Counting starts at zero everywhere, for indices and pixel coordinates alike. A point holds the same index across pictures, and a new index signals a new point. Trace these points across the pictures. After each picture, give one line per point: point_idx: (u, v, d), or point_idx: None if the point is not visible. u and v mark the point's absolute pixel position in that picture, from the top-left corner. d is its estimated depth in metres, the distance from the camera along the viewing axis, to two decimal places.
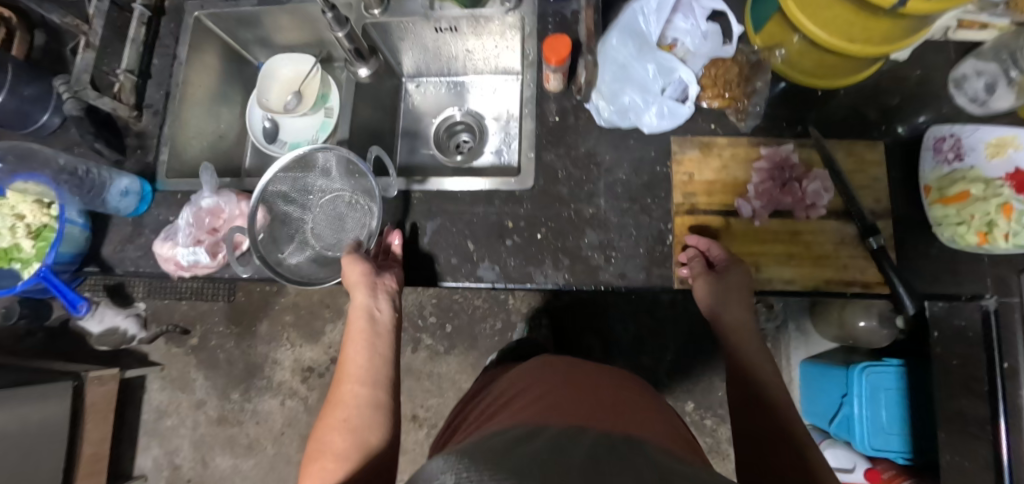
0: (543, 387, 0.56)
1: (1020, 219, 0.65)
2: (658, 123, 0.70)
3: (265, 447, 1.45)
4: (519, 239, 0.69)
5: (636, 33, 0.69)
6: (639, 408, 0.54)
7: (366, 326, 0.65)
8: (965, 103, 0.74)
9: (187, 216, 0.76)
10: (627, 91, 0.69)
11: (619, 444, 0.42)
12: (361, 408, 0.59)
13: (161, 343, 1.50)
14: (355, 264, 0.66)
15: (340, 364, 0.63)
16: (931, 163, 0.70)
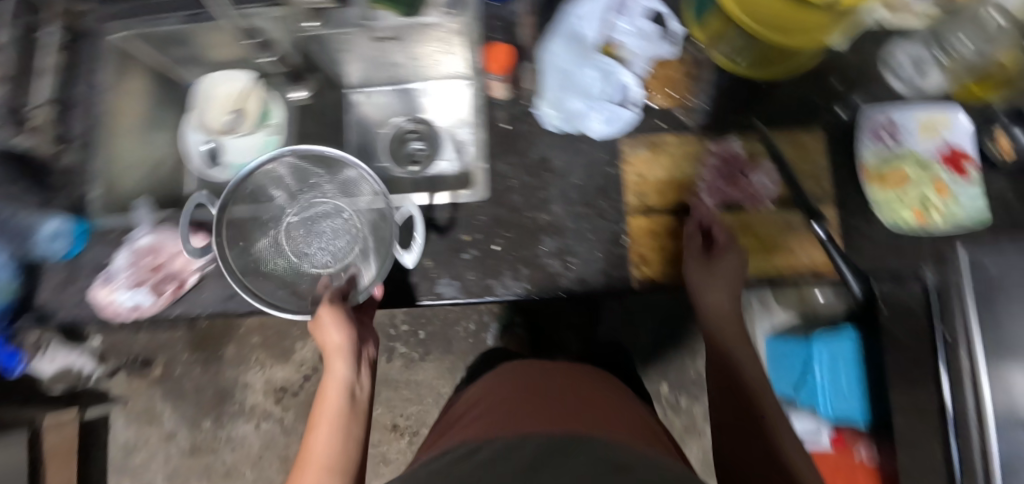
0: (510, 397, 0.60)
1: (952, 198, 0.72)
2: (604, 128, 0.72)
3: (244, 472, 1.42)
4: (478, 252, 0.69)
5: (577, 41, 0.73)
6: (606, 410, 0.59)
7: (341, 401, 0.63)
8: (899, 85, 0.76)
9: (127, 258, 0.75)
10: (574, 98, 0.71)
11: (570, 444, 0.47)
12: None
13: (121, 379, 1.44)
14: (340, 327, 0.63)
15: (307, 447, 0.59)
16: (870, 145, 0.73)
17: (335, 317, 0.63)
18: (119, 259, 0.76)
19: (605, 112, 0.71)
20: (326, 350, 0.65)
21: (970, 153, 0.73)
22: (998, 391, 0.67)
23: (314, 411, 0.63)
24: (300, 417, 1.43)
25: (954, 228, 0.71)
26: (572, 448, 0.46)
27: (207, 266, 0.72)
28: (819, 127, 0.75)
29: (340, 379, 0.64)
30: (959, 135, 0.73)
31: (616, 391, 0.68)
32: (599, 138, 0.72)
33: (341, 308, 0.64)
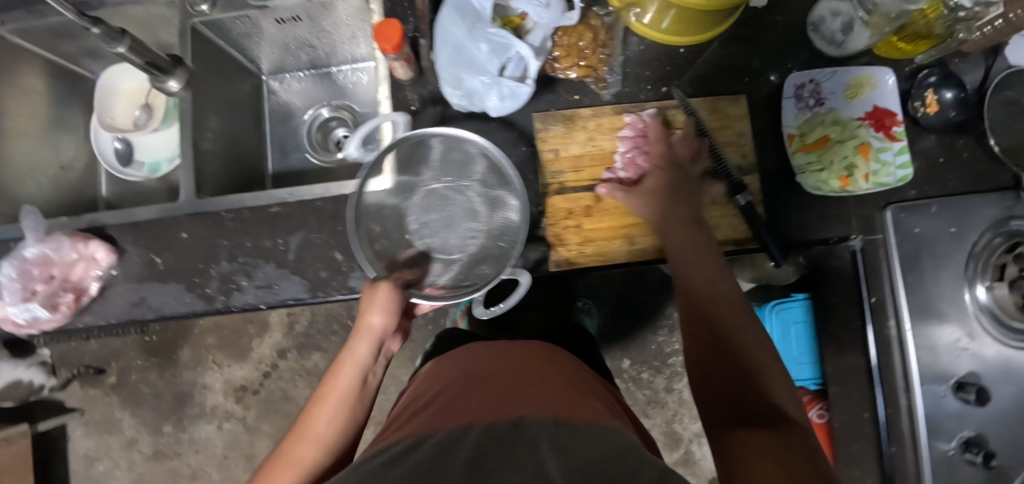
0: (456, 381, 0.58)
1: (875, 160, 0.71)
2: (501, 105, 0.65)
3: (210, 473, 1.39)
4: (390, 242, 0.67)
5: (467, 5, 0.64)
6: (562, 382, 0.56)
7: (353, 382, 0.61)
8: (824, 46, 0.74)
9: (12, 271, 0.70)
10: (466, 71, 0.64)
11: (508, 435, 0.45)
12: (321, 475, 0.55)
13: (76, 387, 1.41)
14: (385, 312, 0.62)
15: (308, 417, 0.58)
16: (795, 109, 0.72)
17: (388, 302, 0.62)
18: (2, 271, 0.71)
19: (499, 87, 0.64)
20: (357, 328, 0.63)
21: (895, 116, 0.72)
22: (920, 349, 0.70)
23: (323, 384, 0.61)
24: (262, 415, 1.38)
25: (877, 189, 0.72)
26: (509, 440, 0.44)
27: (111, 272, 0.70)
28: (741, 93, 0.73)
29: (359, 360, 0.62)
30: (884, 95, 0.72)
31: (572, 364, 0.64)
32: (497, 115, 0.66)
33: (396, 296, 0.63)
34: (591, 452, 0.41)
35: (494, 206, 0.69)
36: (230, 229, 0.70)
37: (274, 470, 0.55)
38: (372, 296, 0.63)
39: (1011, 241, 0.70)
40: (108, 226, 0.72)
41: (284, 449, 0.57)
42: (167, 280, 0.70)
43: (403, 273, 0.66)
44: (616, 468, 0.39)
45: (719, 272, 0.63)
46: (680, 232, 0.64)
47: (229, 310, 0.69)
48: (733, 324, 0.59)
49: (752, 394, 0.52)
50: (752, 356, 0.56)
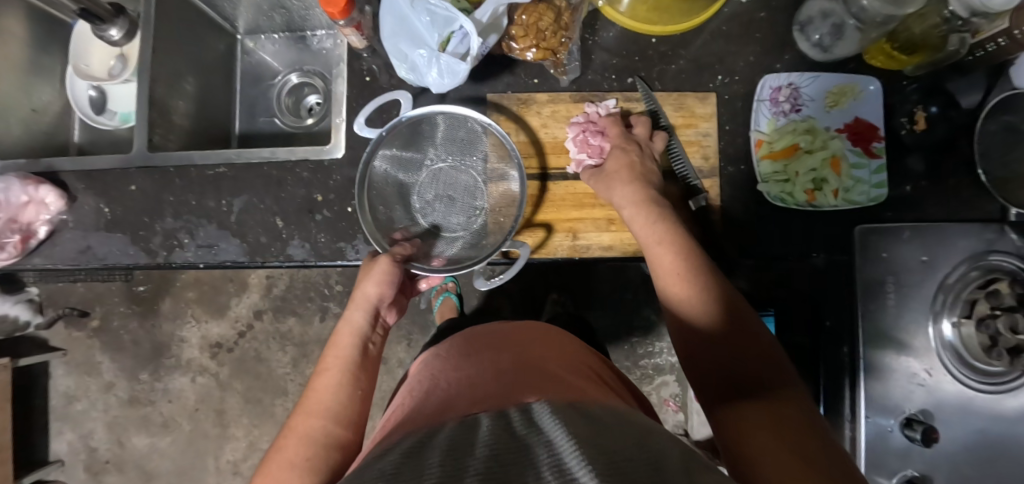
0: (454, 361, 0.51)
1: (846, 174, 0.69)
2: (441, 81, 0.63)
3: (181, 423, 1.35)
4: (330, 214, 0.69)
5: None
6: (576, 365, 0.49)
7: (354, 351, 0.57)
8: (808, 48, 0.70)
9: None
10: (408, 47, 0.61)
11: (521, 421, 0.35)
12: (334, 448, 0.49)
13: (60, 328, 1.36)
14: (381, 281, 0.60)
15: (312, 391, 0.53)
16: (767, 113, 0.69)
17: (385, 273, 0.61)
18: None
19: (437, 66, 0.61)
20: (351, 299, 0.61)
21: (878, 128, 0.69)
22: (872, 380, 0.66)
23: (323, 357, 0.57)
24: (235, 372, 1.35)
25: (847, 205, 0.69)
26: (528, 432, 0.34)
27: (62, 217, 0.70)
28: (711, 91, 0.70)
29: (355, 328, 0.59)
30: (864, 106, 0.69)
31: (583, 345, 0.57)
32: (438, 90, 0.65)
33: (396, 269, 0.62)
34: (615, 436, 0.32)
35: (496, 182, 0.69)
36: (176, 187, 0.70)
37: (283, 447, 0.49)
38: (368, 269, 0.62)
39: (987, 276, 0.66)
40: (62, 172, 0.71)
41: (292, 425, 0.51)
42: (113, 231, 0.70)
43: (408, 244, 0.66)
44: (646, 458, 0.30)
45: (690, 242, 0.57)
46: (644, 215, 0.60)
47: (169, 266, 0.70)
48: (717, 288, 0.52)
49: (747, 361, 0.46)
50: (745, 319, 0.49)
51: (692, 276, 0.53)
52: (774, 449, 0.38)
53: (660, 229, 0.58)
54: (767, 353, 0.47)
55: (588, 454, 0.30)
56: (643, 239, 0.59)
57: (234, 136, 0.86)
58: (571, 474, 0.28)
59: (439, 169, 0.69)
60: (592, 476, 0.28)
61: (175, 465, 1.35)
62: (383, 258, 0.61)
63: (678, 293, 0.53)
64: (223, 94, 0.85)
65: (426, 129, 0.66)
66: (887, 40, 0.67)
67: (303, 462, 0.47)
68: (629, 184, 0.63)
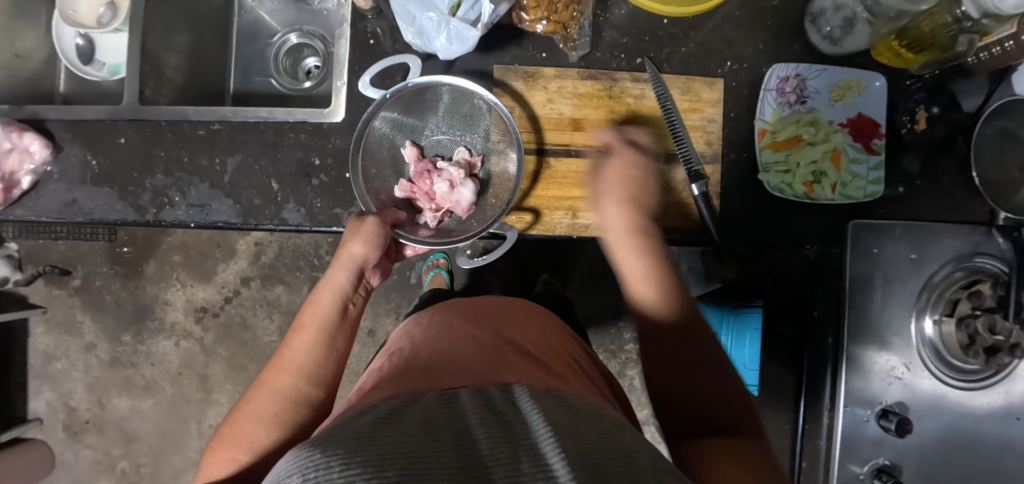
0: (433, 329, 0.50)
1: (844, 169, 0.68)
2: (450, 50, 0.62)
3: (163, 386, 1.35)
4: (327, 178, 0.68)
5: None
6: (556, 346, 0.49)
7: (333, 310, 0.55)
8: (817, 40, 0.70)
9: None
10: (418, 12, 0.61)
11: (500, 399, 0.35)
12: (305, 407, 0.49)
13: (40, 287, 1.34)
14: (367, 242, 0.59)
15: (285, 345, 0.52)
16: (772, 103, 0.69)
17: (371, 234, 0.60)
18: None
19: (447, 31, 0.61)
20: (336, 257, 0.59)
21: (881, 125, 0.69)
22: (853, 373, 0.67)
23: (301, 314, 0.55)
24: (220, 338, 1.35)
25: (842, 200, 0.69)
26: (507, 412, 0.33)
27: (45, 166, 0.67)
28: (719, 77, 0.70)
29: (336, 288, 0.57)
30: (870, 104, 0.69)
31: (563, 329, 0.57)
32: (446, 58, 0.64)
33: (382, 230, 0.61)
34: (589, 426, 0.32)
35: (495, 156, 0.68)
36: (167, 142, 0.68)
37: (251, 400, 0.49)
38: (354, 227, 0.61)
39: (970, 277, 0.66)
40: (47, 120, 0.68)
41: (263, 379, 0.50)
42: (100, 185, 0.68)
43: (395, 212, 0.66)
44: (620, 453, 0.30)
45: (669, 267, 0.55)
46: (617, 217, 0.59)
47: (158, 224, 0.68)
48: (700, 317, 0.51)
49: (720, 409, 0.44)
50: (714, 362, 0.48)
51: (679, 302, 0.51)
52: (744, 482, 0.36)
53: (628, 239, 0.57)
54: (739, 401, 0.45)
55: (564, 446, 0.29)
56: (624, 271, 0.55)
57: (227, 95, 0.84)
58: (545, 463, 0.27)
59: (441, 143, 0.70)
60: (566, 466, 0.27)
61: (156, 427, 1.36)
62: (368, 218, 0.61)
63: (655, 309, 0.51)
64: (219, 51, 0.83)
65: (431, 96, 0.66)
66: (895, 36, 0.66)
67: (273, 416, 0.47)
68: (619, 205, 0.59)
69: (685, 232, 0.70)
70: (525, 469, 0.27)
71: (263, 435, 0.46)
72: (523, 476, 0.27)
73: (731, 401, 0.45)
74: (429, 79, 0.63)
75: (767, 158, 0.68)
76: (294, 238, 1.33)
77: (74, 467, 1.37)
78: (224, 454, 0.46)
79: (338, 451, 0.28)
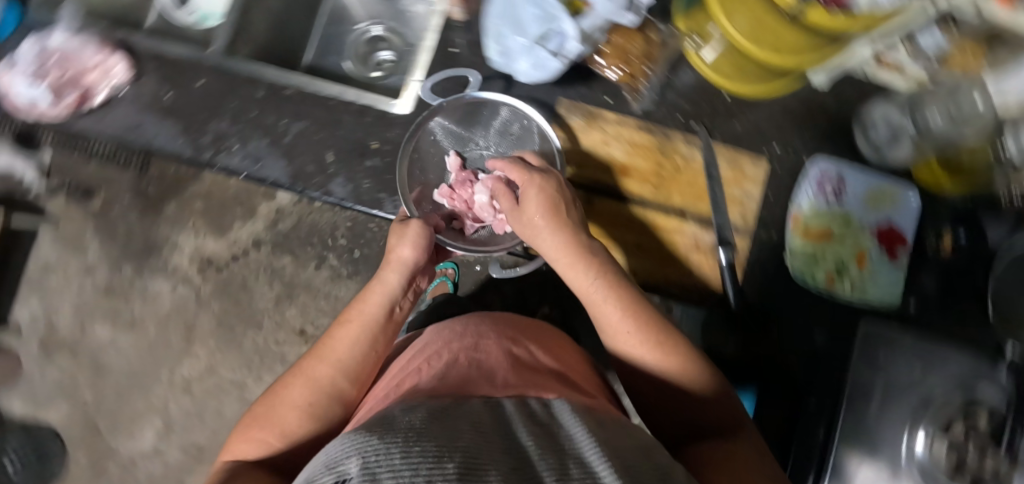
0: (467, 337, 0.51)
1: (866, 272, 0.71)
2: (530, 75, 0.68)
3: (148, 326, 1.37)
4: (380, 163, 0.71)
5: None
6: (578, 371, 0.52)
7: (379, 312, 0.59)
8: (865, 148, 0.74)
9: (33, 51, 0.71)
10: (510, 37, 0.67)
11: (541, 413, 0.37)
12: (336, 402, 0.52)
13: (60, 200, 1.37)
14: (414, 246, 0.62)
15: (330, 338, 0.57)
16: (810, 193, 0.71)
17: (417, 237, 0.62)
18: (25, 48, 0.72)
19: (532, 59, 0.67)
20: (386, 260, 0.63)
21: (908, 236, 0.72)
22: None
23: (350, 307, 0.60)
24: (216, 293, 1.37)
25: (858, 300, 0.71)
26: (548, 423, 0.35)
27: (121, 88, 0.71)
28: (765, 158, 0.73)
29: (386, 289, 0.60)
30: (903, 216, 0.72)
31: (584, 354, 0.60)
32: (525, 83, 0.68)
33: (426, 233, 0.63)
34: (627, 441, 0.34)
35: None
36: (240, 92, 0.72)
37: (290, 384, 0.53)
38: (400, 230, 0.64)
39: (970, 404, 0.66)
40: (135, 47, 0.72)
41: (304, 366, 0.55)
42: (166, 117, 0.71)
43: (432, 218, 0.68)
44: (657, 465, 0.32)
45: (626, 290, 0.54)
46: (547, 230, 0.57)
47: (210, 166, 0.71)
48: (671, 334, 0.52)
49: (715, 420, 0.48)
50: (700, 370, 0.50)
51: (635, 318, 0.52)
52: None
53: (586, 269, 0.55)
54: (727, 408, 0.49)
55: (609, 454, 0.31)
56: (579, 293, 0.55)
57: (300, 66, 0.88)
58: (592, 468, 0.29)
59: (483, 159, 0.73)
60: (612, 469, 0.29)
61: (128, 366, 1.36)
62: (412, 222, 0.62)
63: (620, 335, 0.52)
64: (303, 25, 0.88)
65: (485, 112, 0.71)
66: (936, 159, 0.70)
67: (306, 404, 0.52)
68: (551, 227, 0.57)
69: (705, 296, 0.72)
70: (575, 470, 0.29)
71: (294, 422, 0.50)
72: (572, 476, 0.28)
73: (713, 406, 0.49)
74: (489, 97, 0.69)
75: (796, 245, 0.71)
76: (316, 214, 1.32)
77: (36, 386, 1.37)
78: (257, 433, 0.51)
79: (395, 439, 0.29)
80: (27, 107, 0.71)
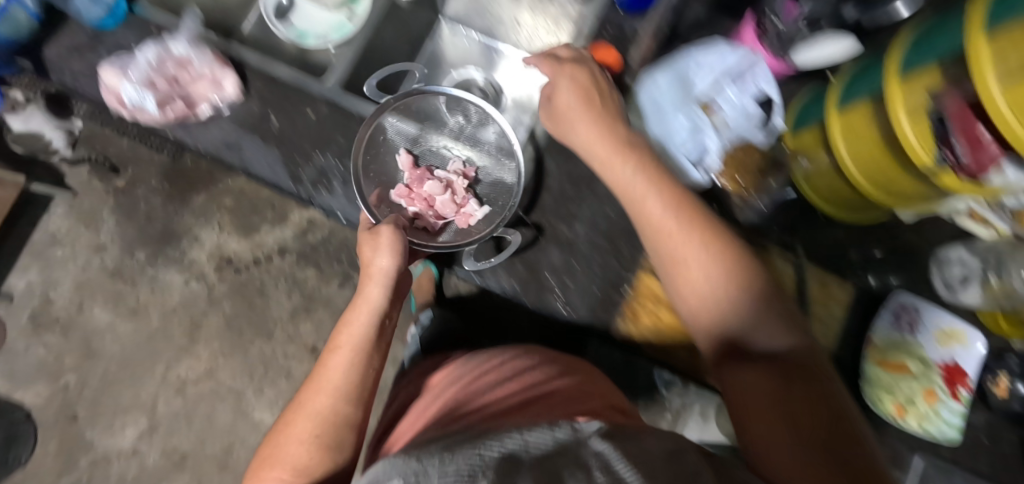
0: (478, 387, 0.57)
1: (935, 408, 0.72)
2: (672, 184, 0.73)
3: (151, 316, 1.37)
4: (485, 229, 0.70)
5: (685, 87, 0.74)
6: (588, 397, 0.56)
7: (368, 329, 0.60)
8: (940, 287, 0.76)
9: (150, 56, 0.70)
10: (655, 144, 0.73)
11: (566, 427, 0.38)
12: (343, 428, 0.54)
13: (83, 170, 1.39)
14: (392, 253, 0.63)
15: (323, 367, 0.58)
16: (885, 325, 0.74)
17: (389, 241, 0.63)
18: (141, 51, 0.71)
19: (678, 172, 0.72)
20: (367, 271, 0.64)
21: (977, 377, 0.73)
22: None
23: (338, 333, 0.61)
24: (230, 294, 1.37)
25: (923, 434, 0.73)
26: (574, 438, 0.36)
27: (226, 105, 0.69)
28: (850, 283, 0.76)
29: (371, 304, 0.62)
30: (969, 357, 0.73)
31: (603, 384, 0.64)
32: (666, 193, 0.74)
33: (399, 236, 0.64)
34: (661, 450, 0.37)
35: (497, 169, 0.77)
36: (350, 131, 0.70)
37: (291, 421, 0.55)
38: (372, 241, 0.64)
39: None
40: (249, 66, 0.70)
41: (303, 400, 0.56)
42: (271, 143, 0.69)
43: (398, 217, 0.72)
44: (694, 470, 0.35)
45: (698, 209, 0.59)
46: (629, 169, 0.62)
47: (309, 204, 0.69)
48: (740, 254, 0.56)
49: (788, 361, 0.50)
50: (769, 292, 0.54)
51: (710, 242, 0.56)
52: (773, 413, 0.46)
53: (644, 180, 0.61)
54: (786, 325, 0.52)
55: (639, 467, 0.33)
56: (631, 200, 0.62)
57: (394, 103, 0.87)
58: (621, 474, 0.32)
59: (439, 156, 0.80)
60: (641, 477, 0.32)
61: (122, 355, 1.35)
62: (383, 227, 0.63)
63: (677, 255, 0.57)
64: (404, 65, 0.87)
65: (416, 99, 0.75)
66: (1003, 313, 0.73)
67: (311, 437, 0.53)
68: (589, 123, 0.66)
69: None
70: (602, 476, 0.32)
71: (306, 457, 0.52)
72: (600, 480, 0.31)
73: (776, 326, 0.52)
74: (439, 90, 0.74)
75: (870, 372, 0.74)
76: (347, 232, 1.37)
77: (18, 359, 1.35)
78: (270, 473, 0.52)
79: (428, 461, 0.34)
80: (129, 108, 0.68)
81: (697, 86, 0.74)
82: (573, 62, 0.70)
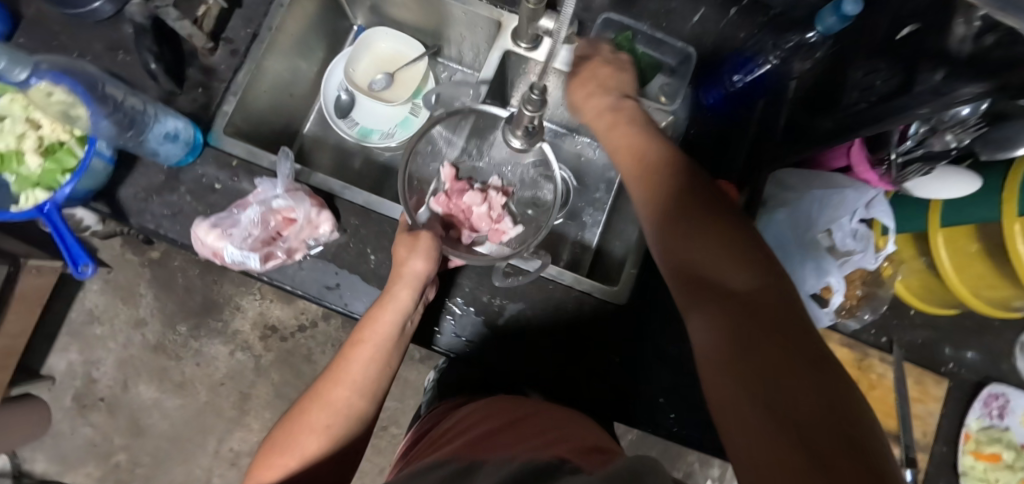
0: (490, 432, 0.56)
1: None
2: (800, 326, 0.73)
3: (198, 389, 1.35)
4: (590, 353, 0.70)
5: (806, 233, 0.67)
6: (538, 434, 0.52)
7: (393, 330, 0.62)
8: None
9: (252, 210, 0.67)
10: None
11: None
12: (352, 418, 0.59)
13: (116, 243, 1.36)
14: (427, 259, 0.64)
15: (345, 360, 0.61)
16: (977, 414, 0.81)
17: (427, 249, 0.64)
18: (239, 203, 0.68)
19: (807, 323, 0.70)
20: (397, 273, 0.64)
21: None
22: None
23: (362, 326, 0.62)
24: (277, 362, 1.36)
25: None
26: None
27: (323, 248, 0.67)
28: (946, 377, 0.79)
29: (399, 306, 0.63)
30: None
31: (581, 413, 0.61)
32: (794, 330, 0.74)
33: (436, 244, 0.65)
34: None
35: (535, 187, 0.78)
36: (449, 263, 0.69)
37: (308, 410, 0.59)
38: (410, 242, 0.65)
39: None
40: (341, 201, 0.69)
41: (320, 390, 0.60)
42: (371, 281, 0.68)
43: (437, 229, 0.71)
44: None
45: (670, 169, 0.54)
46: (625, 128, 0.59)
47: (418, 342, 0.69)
48: (708, 211, 0.50)
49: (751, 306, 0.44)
50: (734, 248, 0.48)
51: (680, 197, 0.51)
52: (744, 395, 0.41)
53: (635, 152, 0.56)
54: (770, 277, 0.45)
55: None
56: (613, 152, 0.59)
57: None
58: None
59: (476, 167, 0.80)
60: None
61: (173, 431, 1.34)
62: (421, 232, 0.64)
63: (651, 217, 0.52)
64: None
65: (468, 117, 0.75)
66: None
67: (325, 427, 0.58)
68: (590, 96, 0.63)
69: None
70: None
71: (315, 445, 0.56)
72: None
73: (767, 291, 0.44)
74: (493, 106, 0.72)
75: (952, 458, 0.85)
76: None
77: (66, 441, 1.33)
78: (279, 459, 0.56)
79: None
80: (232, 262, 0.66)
81: (819, 225, 0.66)
82: (590, 59, 0.65)
